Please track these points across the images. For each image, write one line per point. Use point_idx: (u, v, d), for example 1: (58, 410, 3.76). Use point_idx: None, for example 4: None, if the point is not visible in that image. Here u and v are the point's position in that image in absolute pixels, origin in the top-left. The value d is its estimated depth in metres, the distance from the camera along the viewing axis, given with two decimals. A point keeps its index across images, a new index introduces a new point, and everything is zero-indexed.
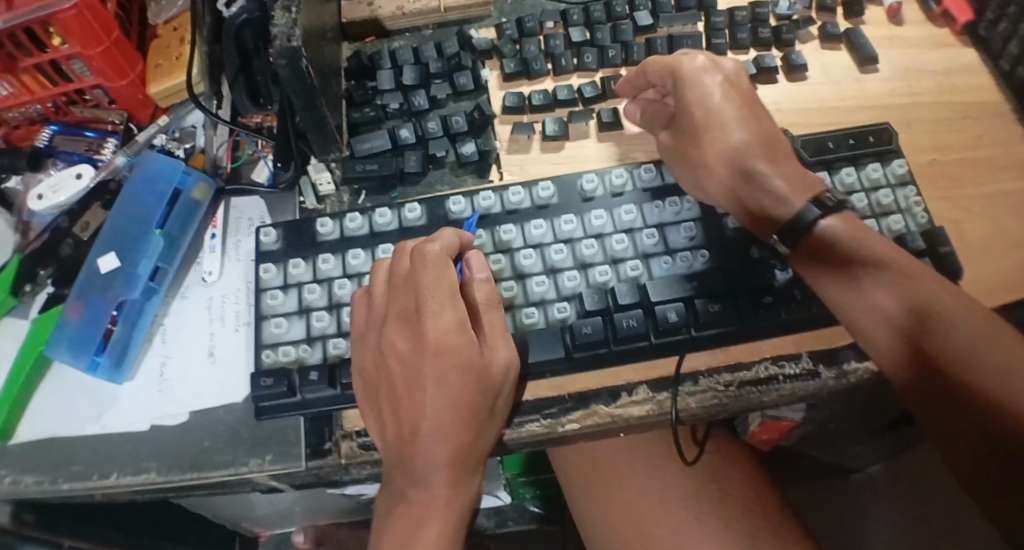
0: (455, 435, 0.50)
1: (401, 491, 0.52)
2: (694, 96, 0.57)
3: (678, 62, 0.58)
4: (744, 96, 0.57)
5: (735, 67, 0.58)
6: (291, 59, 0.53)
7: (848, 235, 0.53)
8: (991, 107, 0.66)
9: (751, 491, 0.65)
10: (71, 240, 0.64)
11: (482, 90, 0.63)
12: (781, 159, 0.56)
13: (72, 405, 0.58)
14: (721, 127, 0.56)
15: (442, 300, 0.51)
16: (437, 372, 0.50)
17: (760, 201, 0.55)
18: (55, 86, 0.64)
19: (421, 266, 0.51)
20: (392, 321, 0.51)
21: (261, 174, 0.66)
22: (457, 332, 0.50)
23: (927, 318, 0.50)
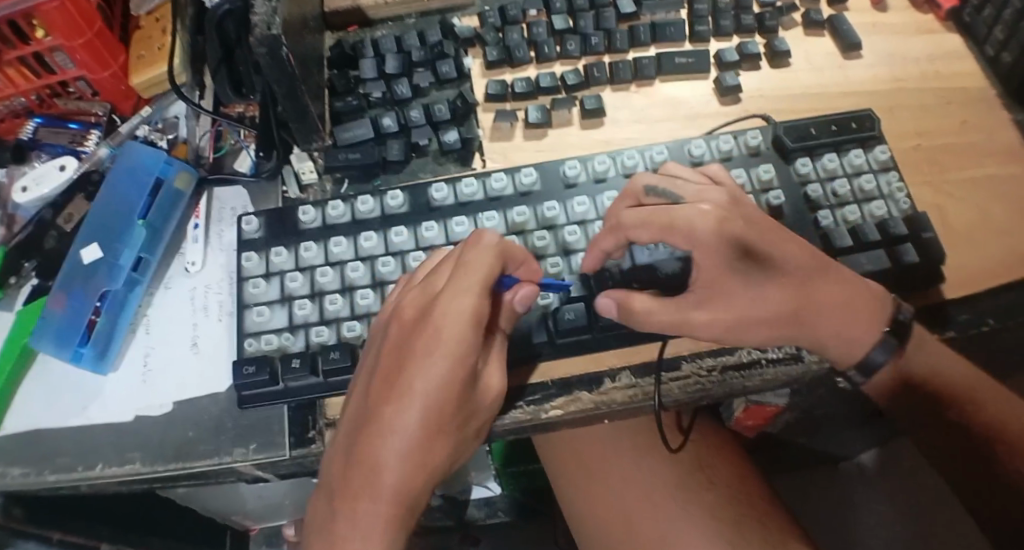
0: (413, 437, 0.47)
1: (339, 475, 0.48)
2: (726, 252, 0.50)
3: (686, 221, 0.51)
4: (765, 226, 0.52)
5: (724, 197, 0.52)
6: (271, 47, 0.52)
7: (866, 299, 0.53)
8: (974, 92, 0.66)
9: (736, 478, 0.65)
10: (55, 232, 0.63)
11: (465, 78, 0.63)
12: (840, 278, 0.52)
13: (56, 397, 0.58)
14: (777, 271, 0.52)
15: (466, 289, 0.47)
16: (426, 359, 0.47)
17: (836, 334, 0.53)
18: (39, 79, 0.63)
19: (472, 247, 0.50)
20: (413, 289, 0.50)
21: (243, 163, 0.65)
22: (462, 331, 0.47)
23: (940, 382, 0.54)
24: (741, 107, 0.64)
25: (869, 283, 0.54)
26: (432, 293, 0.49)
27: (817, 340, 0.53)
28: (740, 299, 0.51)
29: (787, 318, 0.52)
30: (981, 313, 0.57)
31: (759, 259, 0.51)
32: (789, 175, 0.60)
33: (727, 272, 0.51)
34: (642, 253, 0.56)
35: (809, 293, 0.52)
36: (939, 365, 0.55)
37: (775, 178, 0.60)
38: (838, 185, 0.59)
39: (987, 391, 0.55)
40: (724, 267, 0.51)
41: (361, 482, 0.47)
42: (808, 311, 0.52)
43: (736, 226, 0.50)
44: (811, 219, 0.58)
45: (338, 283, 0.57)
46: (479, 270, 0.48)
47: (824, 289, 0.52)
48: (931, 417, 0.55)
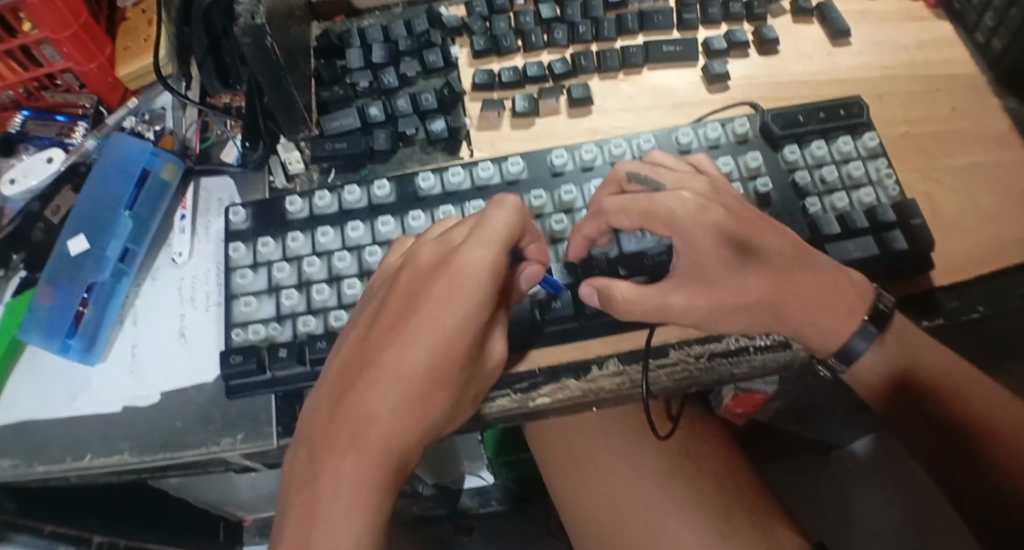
0: (407, 387, 0.45)
1: (327, 424, 0.45)
2: (705, 242, 0.50)
3: (665, 208, 0.50)
4: (746, 214, 0.51)
5: (707, 187, 0.52)
6: (255, 38, 0.52)
7: (856, 294, 0.53)
8: (963, 79, 0.66)
9: (725, 464, 0.65)
10: (43, 224, 0.63)
11: (452, 67, 0.63)
12: (821, 266, 0.52)
13: (44, 388, 0.58)
14: (759, 260, 0.51)
15: (488, 243, 0.46)
16: (438, 307, 0.45)
17: (814, 322, 0.53)
18: (26, 71, 0.63)
19: (493, 207, 0.47)
20: (429, 241, 0.49)
21: (230, 154, 0.65)
22: (479, 284, 0.45)
23: (924, 374, 0.54)
24: (729, 95, 0.64)
25: (851, 273, 0.54)
26: (449, 246, 0.47)
27: (795, 327, 0.53)
28: (718, 286, 0.51)
29: (765, 305, 0.52)
30: (970, 300, 0.57)
31: (741, 248, 0.50)
32: (776, 163, 0.60)
33: (706, 261, 0.51)
34: (629, 241, 0.56)
35: (788, 281, 0.52)
36: (923, 357, 0.55)
37: (763, 165, 0.59)
38: (825, 172, 0.59)
39: (977, 385, 0.54)
40: (703, 256, 0.50)
41: (347, 430, 0.44)
42: (787, 299, 0.52)
43: (716, 214, 0.50)
44: (799, 206, 0.58)
45: (325, 273, 0.57)
46: (502, 225, 0.46)
47: (805, 277, 0.52)
48: (917, 409, 0.55)
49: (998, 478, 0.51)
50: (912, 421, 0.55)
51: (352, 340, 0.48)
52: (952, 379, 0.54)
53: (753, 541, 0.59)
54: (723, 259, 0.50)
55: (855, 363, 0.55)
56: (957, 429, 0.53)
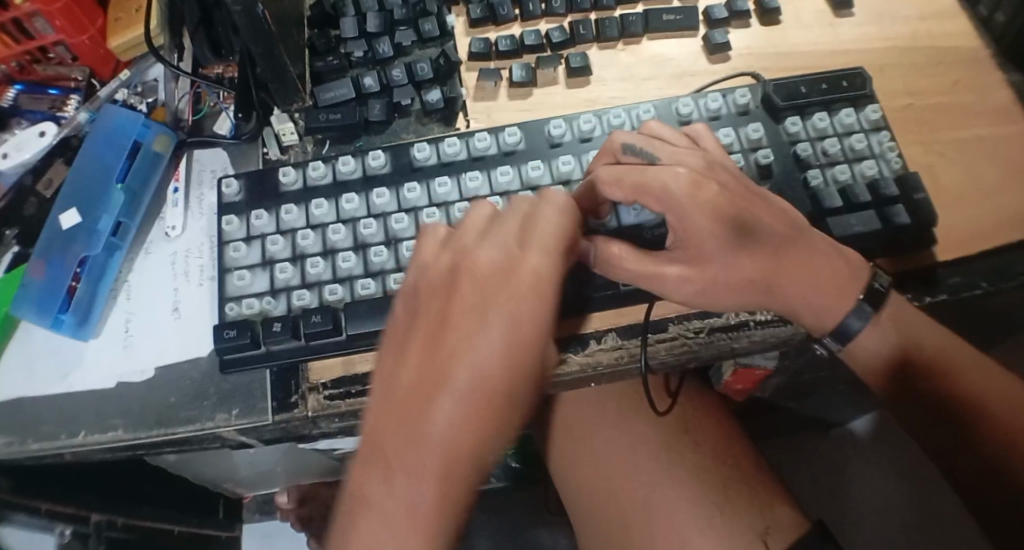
0: (483, 404, 0.43)
1: (396, 446, 0.43)
2: (699, 218, 0.49)
3: (660, 183, 0.48)
4: (739, 189, 0.50)
5: (702, 162, 0.51)
6: (246, 6, 0.51)
7: (850, 269, 0.52)
8: (968, 51, 0.65)
9: (722, 441, 0.65)
10: (36, 198, 0.63)
11: (448, 36, 0.62)
12: (812, 240, 0.51)
13: (38, 365, 0.57)
14: (755, 236, 0.50)
15: (548, 246, 0.45)
16: (508, 317, 0.44)
17: (808, 300, 0.52)
18: (19, 45, 0.62)
19: (545, 208, 0.46)
20: (482, 244, 0.47)
21: (223, 126, 0.64)
22: (543, 284, 0.45)
23: (919, 356, 0.53)
24: (731, 65, 0.63)
25: (848, 251, 0.53)
26: (507, 251, 0.46)
27: (792, 306, 0.52)
28: (713, 264, 0.50)
29: (759, 282, 0.51)
30: (973, 276, 0.56)
31: (736, 223, 0.49)
32: (778, 135, 0.59)
33: (701, 239, 0.49)
34: (627, 213, 0.55)
35: (782, 259, 0.51)
36: (919, 338, 0.53)
37: (764, 137, 0.58)
38: (828, 144, 0.58)
39: (971, 364, 0.54)
40: (699, 233, 0.49)
41: (430, 461, 0.42)
42: (781, 276, 0.51)
43: (711, 190, 0.49)
44: (800, 178, 0.57)
45: (319, 246, 0.56)
46: (556, 225, 0.46)
47: (800, 254, 0.51)
48: (911, 391, 0.54)
49: (991, 458, 0.52)
50: (907, 403, 0.54)
51: (409, 358, 0.45)
52: (948, 360, 0.54)
53: (752, 516, 0.58)
54: (718, 235, 0.49)
55: (849, 343, 0.54)
56: (954, 411, 0.53)
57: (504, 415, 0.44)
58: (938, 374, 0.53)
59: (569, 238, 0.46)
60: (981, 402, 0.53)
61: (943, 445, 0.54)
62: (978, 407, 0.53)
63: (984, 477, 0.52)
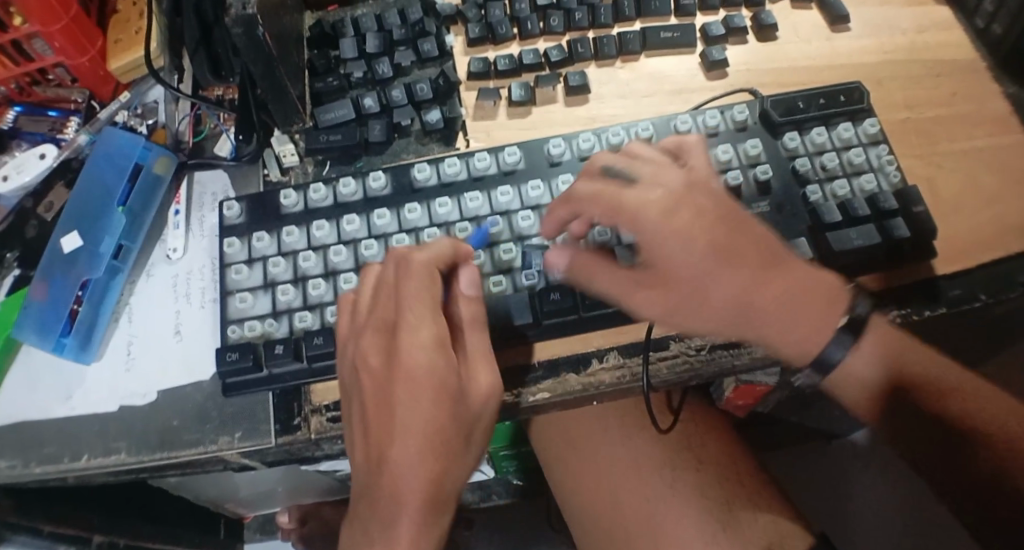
0: (429, 467, 0.47)
1: (367, 528, 0.48)
2: (673, 238, 0.49)
3: (634, 205, 0.49)
4: (718, 214, 0.50)
5: (684, 185, 0.50)
6: (247, 27, 0.52)
7: (825, 288, 0.52)
8: (965, 63, 0.65)
9: (725, 457, 0.65)
10: (35, 220, 0.63)
11: (447, 56, 0.62)
12: (787, 266, 0.51)
13: (40, 387, 0.57)
14: (730, 260, 0.50)
15: (422, 315, 0.48)
16: (409, 397, 0.47)
17: (783, 328, 0.52)
18: (18, 67, 0.62)
19: (405, 277, 0.49)
20: (369, 330, 0.49)
21: (224, 147, 0.64)
22: (433, 351, 0.48)
23: (904, 378, 0.53)
24: (729, 82, 0.63)
25: (822, 274, 0.52)
26: (389, 330, 0.49)
27: (767, 332, 0.52)
28: (691, 285, 0.50)
29: (735, 305, 0.51)
30: (972, 287, 0.56)
31: (711, 248, 0.49)
32: (777, 150, 0.59)
33: (675, 260, 0.49)
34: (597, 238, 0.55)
35: (757, 283, 0.50)
36: (906, 359, 0.53)
37: (763, 153, 0.59)
38: (827, 159, 0.58)
39: (962, 386, 0.54)
40: (675, 255, 0.49)
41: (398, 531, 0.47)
42: (756, 298, 0.51)
43: (682, 215, 0.49)
44: (799, 194, 0.57)
45: (321, 268, 0.56)
46: (413, 287, 0.48)
47: (780, 279, 0.51)
48: (900, 414, 0.54)
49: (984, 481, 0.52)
50: (895, 426, 0.54)
51: (354, 447, 0.49)
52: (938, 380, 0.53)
53: (755, 531, 0.58)
54: (695, 259, 0.49)
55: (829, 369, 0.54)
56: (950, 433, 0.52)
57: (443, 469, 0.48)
58: (928, 396, 0.53)
59: (433, 294, 0.49)
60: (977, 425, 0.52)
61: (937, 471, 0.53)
62: (974, 430, 0.52)
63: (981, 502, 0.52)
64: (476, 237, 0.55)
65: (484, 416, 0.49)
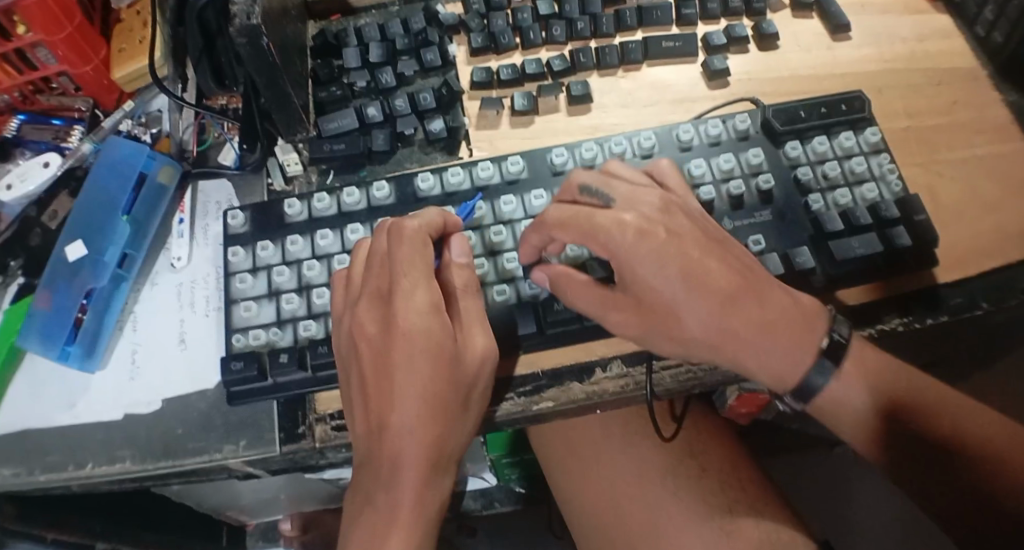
0: (428, 430, 0.48)
1: (369, 493, 0.49)
2: (648, 265, 0.47)
3: (605, 230, 0.48)
4: (695, 240, 0.49)
5: (657, 209, 0.49)
6: (251, 38, 0.52)
7: (803, 315, 0.51)
8: (965, 72, 0.65)
9: (727, 465, 0.65)
10: (41, 229, 0.62)
11: (450, 66, 0.63)
12: (767, 294, 0.50)
13: (44, 396, 0.58)
14: (705, 286, 0.48)
15: (415, 280, 0.48)
16: (406, 361, 0.47)
17: (762, 357, 0.51)
18: (21, 75, 0.62)
19: (397, 244, 0.49)
20: (365, 299, 0.50)
21: (228, 156, 0.65)
22: (429, 315, 0.48)
23: (895, 402, 0.52)
24: (730, 91, 0.64)
25: (802, 298, 0.51)
26: (384, 299, 0.49)
27: (744, 360, 0.51)
28: (668, 310, 0.49)
29: (715, 335, 0.50)
30: (974, 296, 0.56)
31: (686, 275, 0.48)
32: (779, 159, 0.59)
33: (651, 287, 0.48)
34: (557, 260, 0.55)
35: (735, 311, 0.49)
36: (894, 384, 0.52)
37: (764, 162, 0.59)
38: (828, 168, 0.58)
39: (957, 411, 0.52)
40: (647, 281, 0.48)
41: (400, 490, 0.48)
42: (735, 325, 0.49)
43: (657, 240, 0.48)
44: (801, 203, 0.58)
45: (325, 277, 0.56)
46: (404, 254, 0.49)
47: (760, 305, 0.49)
48: (894, 441, 0.51)
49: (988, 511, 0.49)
50: (891, 454, 0.51)
51: (353, 413, 0.50)
52: (930, 404, 0.52)
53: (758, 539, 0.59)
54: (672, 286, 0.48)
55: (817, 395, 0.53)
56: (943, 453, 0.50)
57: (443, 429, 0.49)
58: (922, 420, 0.51)
59: (426, 259, 0.49)
60: (976, 449, 0.50)
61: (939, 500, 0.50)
62: (972, 452, 0.50)
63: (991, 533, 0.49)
64: (463, 209, 0.57)
65: (481, 381, 0.49)
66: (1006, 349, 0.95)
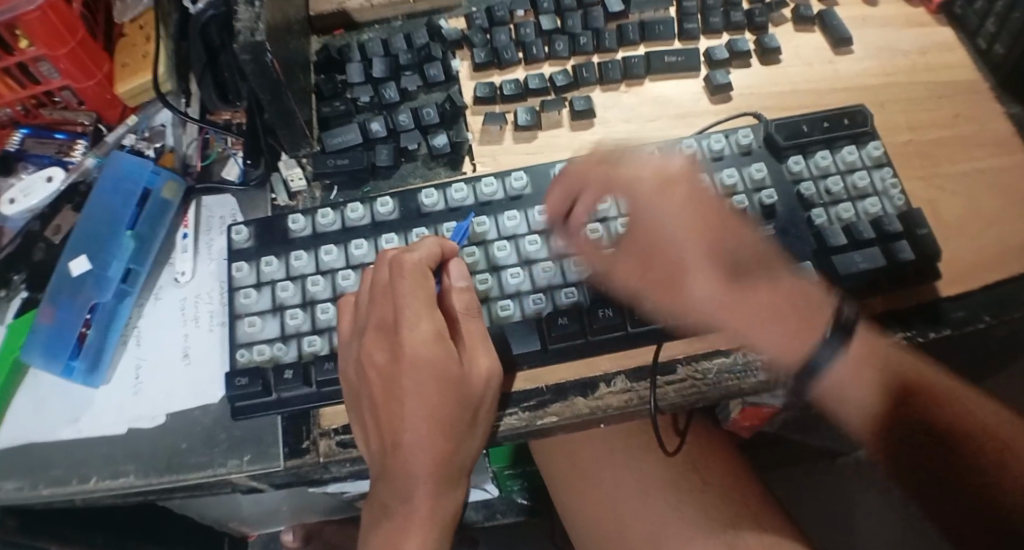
0: (440, 448, 0.49)
1: (385, 506, 0.51)
2: (661, 211, 0.56)
3: (629, 177, 0.57)
4: (712, 207, 0.56)
5: (685, 168, 0.57)
6: (255, 54, 0.52)
7: (803, 300, 0.53)
8: (967, 85, 0.66)
9: (730, 478, 0.65)
10: (43, 243, 0.63)
11: (453, 81, 0.63)
12: (776, 274, 0.54)
13: (47, 410, 0.58)
14: (712, 244, 0.55)
15: (418, 310, 0.49)
16: (415, 389, 0.48)
17: (760, 324, 0.53)
18: (23, 89, 0.62)
19: (398, 277, 0.49)
20: (371, 331, 0.49)
21: (231, 171, 0.65)
22: (434, 343, 0.49)
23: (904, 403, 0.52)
24: (732, 105, 0.64)
25: (806, 287, 0.54)
26: (389, 328, 0.49)
27: (742, 327, 0.54)
28: (676, 263, 0.56)
29: (718, 299, 0.54)
30: (976, 310, 0.56)
31: (695, 230, 0.55)
32: (781, 173, 0.59)
33: (661, 233, 0.56)
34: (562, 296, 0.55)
35: (737, 286, 0.54)
36: (904, 384, 0.53)
37: (767, 177, 0.59)
38: (831, 183, 0.58)
39: (965, 412, 0.52)
40: (659, 228, 0.56)
41: (415, 504, 0.50)
42: (737, 292, 0.54)
43: (675, 191, 0.56)
44: (805, 218, 0.58)
45: (329, 292, 0.56)
46: (407, 287, 0.49)
47: (765, 280, 0.54)
48: (900, 440, 0.52)
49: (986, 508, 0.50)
50: (895, 445, 0.52)
51: (365, 438, 0.50)
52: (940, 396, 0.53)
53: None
54: (681, 236, 0.56)
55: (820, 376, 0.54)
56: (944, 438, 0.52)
57: (453, 450, 0.50)
58: (929, 413, 0.52)
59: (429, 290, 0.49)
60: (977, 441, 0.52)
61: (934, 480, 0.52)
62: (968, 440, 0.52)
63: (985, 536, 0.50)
64: (458, 231, 0.57)
65: (490, 403, 0.50)
66: (1009, 363, 0.96)
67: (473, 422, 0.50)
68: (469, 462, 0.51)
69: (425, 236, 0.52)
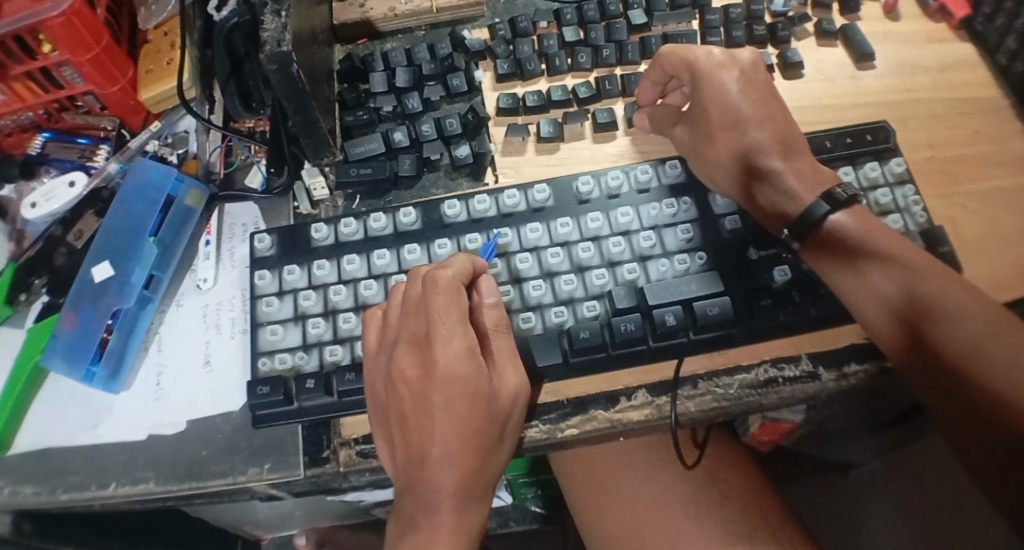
0: (467, 464, 0.49)
1: (411, 520, 0.50)
2: (711, 90, 0.58)
3: (693, 56, 0.58)
4: (762, 92, 0.58)
5: (752, 58, 0.59)
6: (282, 65, 0.53)
7: (813, 187, 0.56)
8: (987, 102, 0.66)
9: (749, 492, 0.65)
10: (65, 249, 0.62)
11: (476, 91, 0.64)
12: (796, 156, 0.57)
13: (67, 416, 0.58)
14: (737, 126, 0.58)
15: (452, 326, 0.49)
16: (446, 403, 0.48)
17: (773, 199, 0.56)
18: (46, 93, 0.62)
19: (433, 293, 0.49)
20: (403, 345, 0.50)
21: (255, 179, 0.65)
22: (466, 360, 0.49)
23: (920, 303, 0.51)
24: None
25: (821, 171, 0.57)
26: (422, 342, 0.49)
27: (755, 204, 0.57)
28: (707, 135, 0.59)
29: (735, 169, 0.57)
30: None
31: (736, 109, 0.58)
32: None
33: (705, 112, 0.59)
34: (583, 309, 0.55)
35: (754, 160, 0.57)
36: (925, 286, 0.51)
37: None
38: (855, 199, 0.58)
39: (997, 342, 0.49)
40: (704, 103, 0.59)
41: (440, 519, 0.49)
42: (755, 168, 0.57)
43: (731, 70, 0.58)
44: None
45: (351, 302, 0.57)
46: (441, 302, 0.49)
47: (785, 157, 0.57)
48: (923, 366, 0.51)
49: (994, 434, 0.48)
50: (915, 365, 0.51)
51: (394, 447, 0.50)
52: (949, 319, 0.50)
53: None
54: (724, 114, 0.58)
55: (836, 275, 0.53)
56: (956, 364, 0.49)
57: (482, 463, 0.50)
58: (938, 334, 0.50)
59: (462, 307, 0.49)
60: (985, 371, 0.49)
61: (954, 405, 0.50)
62: (981, 373, 0.49)
63: (997, 460, 0.48)
64: (487, 250, 0.56)
65: (517, 417, 0.51)
66: None
67: (500, 435, 0.50)
68: (494, 475, 0.51)
69: (455, 253, 0.52)
